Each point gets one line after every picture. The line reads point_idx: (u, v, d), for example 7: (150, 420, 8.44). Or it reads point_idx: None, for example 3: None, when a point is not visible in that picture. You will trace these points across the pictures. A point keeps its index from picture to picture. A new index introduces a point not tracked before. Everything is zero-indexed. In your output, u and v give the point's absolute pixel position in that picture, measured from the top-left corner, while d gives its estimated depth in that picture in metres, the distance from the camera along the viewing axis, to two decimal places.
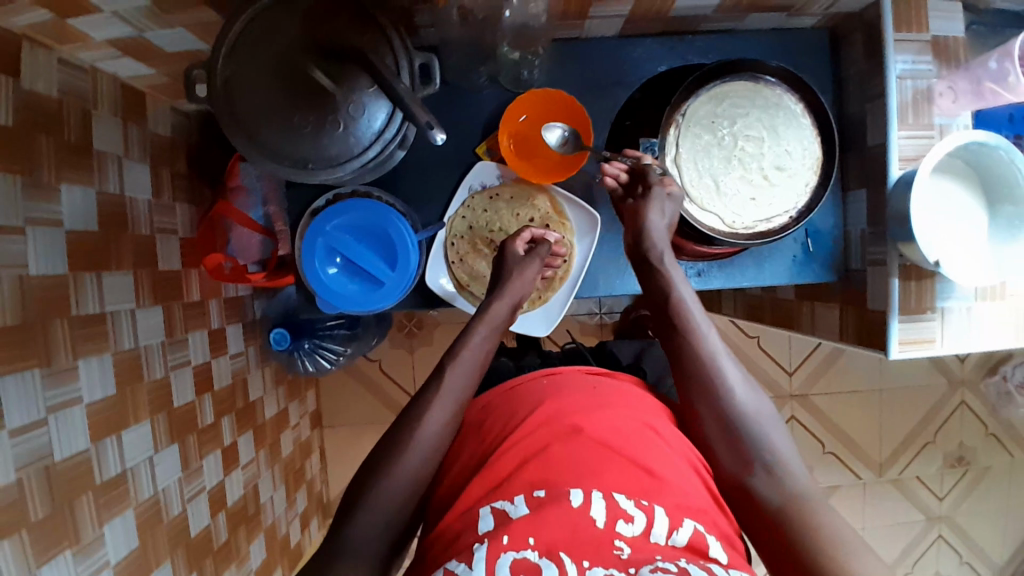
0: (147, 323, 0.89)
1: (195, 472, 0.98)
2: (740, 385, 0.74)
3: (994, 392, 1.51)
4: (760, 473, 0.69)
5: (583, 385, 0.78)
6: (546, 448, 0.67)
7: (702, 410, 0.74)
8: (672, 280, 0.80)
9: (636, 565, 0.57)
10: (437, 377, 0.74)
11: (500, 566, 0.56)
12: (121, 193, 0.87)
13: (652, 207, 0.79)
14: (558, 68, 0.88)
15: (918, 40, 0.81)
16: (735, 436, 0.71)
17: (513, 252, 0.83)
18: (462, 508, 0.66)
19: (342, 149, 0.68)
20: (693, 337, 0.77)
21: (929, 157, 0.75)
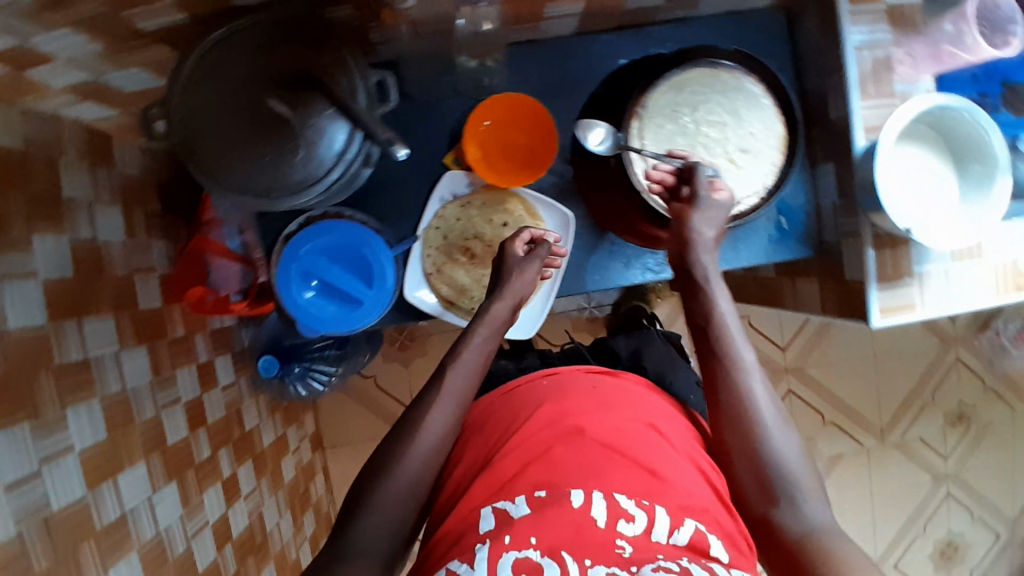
0: (132, 364, 0.89)
1: (196, 507, 0.97)
2: (773, 418, 0.71)
3: (989, 346, 1.52)
4: (784, 506, 0.67)
5: (584, 386, 0.79)
6: (548, 450, 0.69)
7: (733, 442, 0.71)
8: (712, 297, 0.77)
9: (637, 563, 0.58)
10: (437, 378, 0.75)
11: (502, 566, 0.57)
12: (94, 238, 0.86)
13: (703, 215, 0.76)
14: (519, 72, 0.87)
15: (872, 10, 0.80)
16: (764, 472, 0.69)
17: (512, 254, 0.83)
18: (464, 511, 0.67)
19: (305, 173, 0.67)
20: (733, 364, 0.74)
21: (891, 125, 0.75)
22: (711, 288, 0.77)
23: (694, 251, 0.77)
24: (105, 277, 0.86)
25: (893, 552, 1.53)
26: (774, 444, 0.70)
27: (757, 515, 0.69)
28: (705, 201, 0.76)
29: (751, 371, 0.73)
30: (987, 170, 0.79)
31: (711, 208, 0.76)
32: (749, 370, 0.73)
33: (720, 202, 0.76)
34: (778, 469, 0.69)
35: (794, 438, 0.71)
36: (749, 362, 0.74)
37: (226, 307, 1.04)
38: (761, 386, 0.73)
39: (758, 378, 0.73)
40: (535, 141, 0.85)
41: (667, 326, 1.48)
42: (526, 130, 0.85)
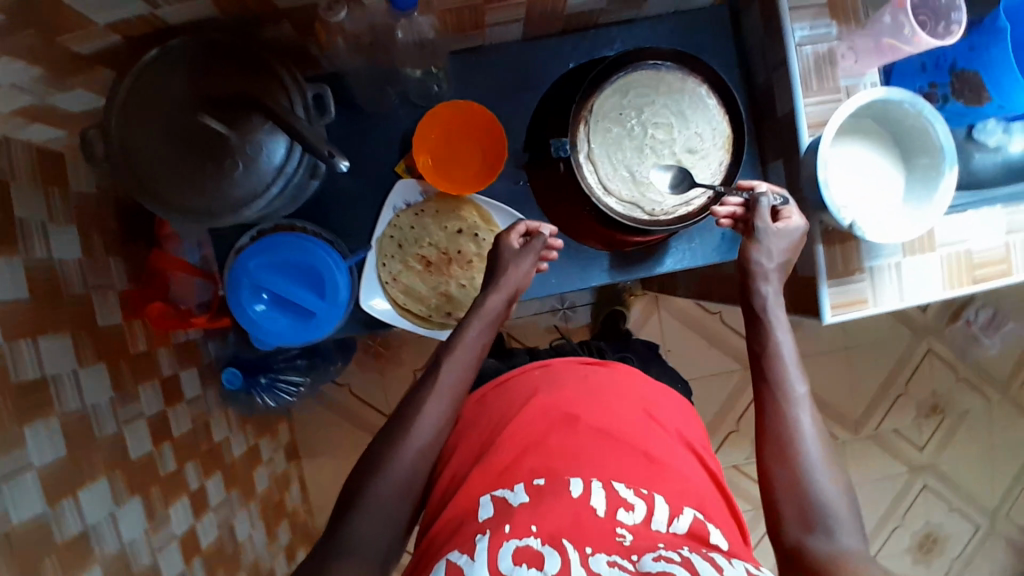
0: (92, 381, 0.88)
1: (162, 521, 0.97)
2: (823, 455, 0.66)
3: (961, 335, 1.53)
4: (821, 536, 0.62)
5: (575, 375, 0.80)
6: (545, 438, 0.70)
7: (778, 471, 0.67)
8: (770, 325, 0.74)
9: (638, 551, 0.56)
10: (433, 372, 0.76)
11: (502, 555, 0.56)
12: (49, 258, 0.84)
13: (774, 246, 0.76)
14: (468, 79, 0.87)
15: (814, 5, 0.81)
16: (807, 501, 0.64)
17: (507, 246, 0.83)
18: (461, 503, 0.66)
19: (245, 189, 0.67)
20: (783, 393, 0.70)
21: (833, 122, 0.75)
22: (772, 316, 0.75)
23: (755, 283, 0.77)
24: (61, 297, 0.84)
25: (870, 543, 1.54)
26: (820, 480, 0.65)
27: (790, 544, 0.63)
28: (776, 231, 0.76)
29: (803, 404, 0.70)
30: (933, 164, 0.79)
31: (783, 236, 0.76)
32: (800, 402, 0.70)
33: (794, 229, 0.76)
34: (820, 503, 0.64)
35: (843, 479, 0.66)
36: (801, 394, 0.70)
37: (188, 319, 1.05)
38: (812, 421, 0.69)
39: (810, 412, 0.69)
40: (486, 149, 0.85)
41: (637, 330, 1.48)
42: (474, 137, 0.84)
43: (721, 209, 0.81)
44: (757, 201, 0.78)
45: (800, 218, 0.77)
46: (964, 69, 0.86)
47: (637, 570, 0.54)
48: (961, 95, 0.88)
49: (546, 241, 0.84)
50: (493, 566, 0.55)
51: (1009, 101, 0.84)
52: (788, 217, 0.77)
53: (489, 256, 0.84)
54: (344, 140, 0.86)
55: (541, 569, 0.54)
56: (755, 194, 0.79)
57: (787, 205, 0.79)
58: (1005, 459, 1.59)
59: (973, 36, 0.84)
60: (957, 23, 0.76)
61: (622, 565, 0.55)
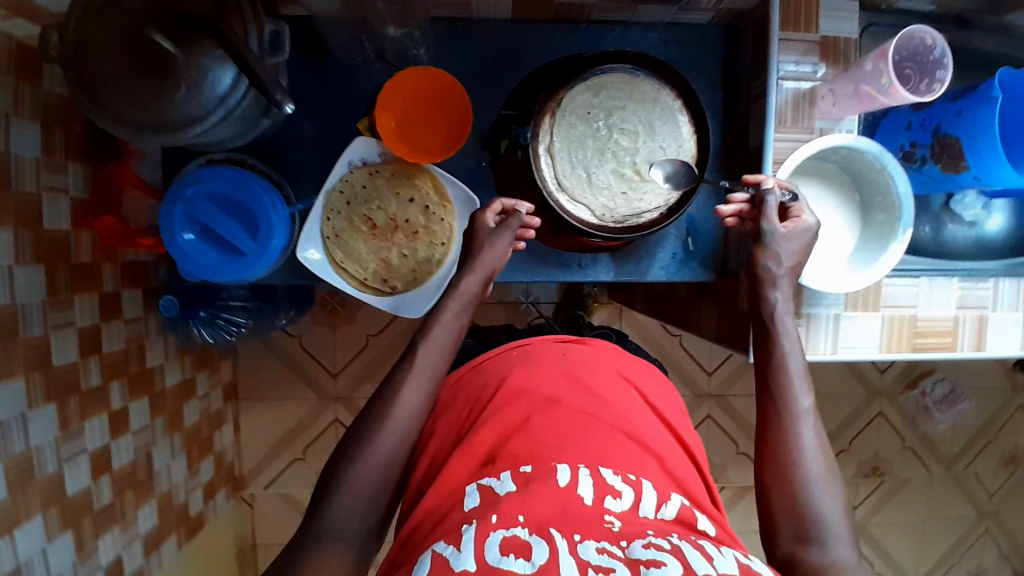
0: (27, 281, 0.86)
1: (75, 433, 0.95)
2: (822, 470, 0.66)
3: (914, 405, 1.52)
4: (814, 549, 0.61)
5: (554, 352, 0.78)
6: (526, 420, 0.68)
7: (775, 482, 0.66)
8: (775, 334, 0.74)
9: (627, 538, 0.55)
10: (409, 355, 0.74)
11: (488, 547, 0.52)
12: (7, 150, 0.82)
13: (783, 250, 0.75)
14: (450, 49, 0.87)
15: (805, 40, 0.82)
16: (801, 515, 0.63)
17: (482, 226, 0.81)
18: (445, 488, 0.64)
19: (184, 113, 0.67)
20: (788, 406, 0.69)
21: (786, 164, 0.77)
22: (779, 324, 0.74)
23: (767, 289, 0.76)
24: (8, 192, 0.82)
25: None
26: (818, 494, 0.64)
27: (784, 555, 0.63)
28: (783, 235, 0.75)
29: (806, 417, 0.69)
30: (889, 222, 0.79)
31: (790, 240, 0.75)
32: (804, 416, 0.69)
33: (805, 229, 0.75)
34: (818, 517, 0.63)
35: (839, 493, 0.65)
36: (805, 407, 0.69)
37: (136, 239, 1.00)
38: (814, 436, 0.68)
39: (813, 426, 0.69)
40: (452, 120, 0.83)
41: None
42: (438, 107, 0.83)
43: (726, 207, 0.80)
44: (762, 200, 0.76)
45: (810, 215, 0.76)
46: (947, 133, 0.84)
47: (627, 557, 0.52)
48: (940, 160, 0.86)
49: (524, 221, 0.81)
50: (480, 557, 0.51)
51: (987, 172, 0.82)
52: (798, 215, 0.76)
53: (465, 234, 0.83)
54: (316, 87, 0.86)
55: (529, 560, 0.51)
56: (760, 191, 0.76)
57: (796, 201, 0.77)
58: (938, 535, 1.58)
59: (962, 101, 0.82)
60: (940, 81, 0.74)
61: (611, 552, 0.53)
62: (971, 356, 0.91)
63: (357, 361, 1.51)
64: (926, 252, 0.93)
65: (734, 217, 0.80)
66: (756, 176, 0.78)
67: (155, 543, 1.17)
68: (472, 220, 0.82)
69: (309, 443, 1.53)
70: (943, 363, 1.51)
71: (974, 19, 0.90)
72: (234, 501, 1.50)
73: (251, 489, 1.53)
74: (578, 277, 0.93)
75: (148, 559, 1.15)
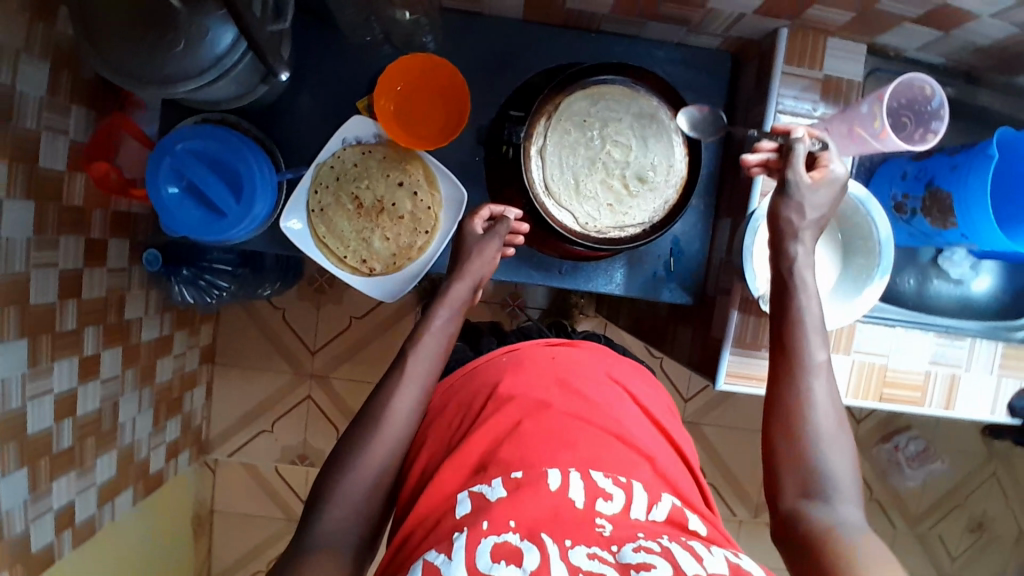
0: (14, 215, 0.85)
1: (43, 372, 0.94)
2: (832, 428, 0.66)
3: (886, 457, 1.52)
4: (819, 506, 0.63)
5: (540, 356, 0.77)
6: (516, 426, 0.67)
7: (784, 437, 0.67)
8: (794, 289, 0.72)
9: (618, 542, 0.56)
10: (399, 365, 0.74)
11: (480, 554, 0.53)
12: (12, 85, 0.82)
13: (808, 201, 0.73)
14: (458, 42, 0.88)
15: (809, 76, 0.84)
16: (808, 472, 0.65)
17: (471, 232, 0.82)
18: (436, 497, 0.64)
19: (178, 68, 0.67)
20: (802, 362, 0.69)
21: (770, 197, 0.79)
22: (798, 279, 0.72)
23: (787, 241, 0.73)
24: (8, 126, 0.82)
25: None
26: (827, 452, 0.65)
27: (789, 510, 0.65)
28: (810, 186, 0.73)
29: (819, 372, 0.68)
30: (867, 267, 0.80)
31: (817, 191, 0.72)
32: (817, 371, 0.68)
33: (833, 179, 0.73)
34: (825, 474, 0.64)
35: (847, 449, 0.66)
36: (820, 362, 0.69)
37: (127, 190, 1.00)
38: (827, 391, 0.68)
39: (827, 381, 0.68)
40: (450, 111, 0.84)
41: None
42: (435, 96, 0.84)
43: (752, 156, 0.77)
44: (791, 149, 0.74)
45: (840, 163, 0.74)
46: (939, 188, 0.84)
47: (618, 562, 0.54)
48: (930, 214, 0.86)
49: (511, 227, 0.82)
50: (471, 563, 0.53)
51: (973, 231, 0.82)
52: (826, 164, 0.74)
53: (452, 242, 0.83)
54: (324, 62, 0.87)
55: (521, 565, 0.52)
56: (790, 140, 0.74)
57: (826, 151, 0.75)
58: None
59: (959, 156, 0.82)
60: (934, 133, 0.75)
61: (602, 558, 0.55)
62: (938, 414, 0.90)
63: (338, 341, 1.52)
64: (907, 304, 0.92)
65: (759, 168, 0.77)
66: (786, 127, 0.76)
67: (110, 493, 1.16)
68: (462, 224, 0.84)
69: (277, 417, 1.53)
70: (918, 419, 1.51)
71: (983, 77, 0.90)
72: (197, 464, 1.50)
73: (216, 455, 1.53)
74: (558, 283, 0.93)
75: (101, 509, 1.14)
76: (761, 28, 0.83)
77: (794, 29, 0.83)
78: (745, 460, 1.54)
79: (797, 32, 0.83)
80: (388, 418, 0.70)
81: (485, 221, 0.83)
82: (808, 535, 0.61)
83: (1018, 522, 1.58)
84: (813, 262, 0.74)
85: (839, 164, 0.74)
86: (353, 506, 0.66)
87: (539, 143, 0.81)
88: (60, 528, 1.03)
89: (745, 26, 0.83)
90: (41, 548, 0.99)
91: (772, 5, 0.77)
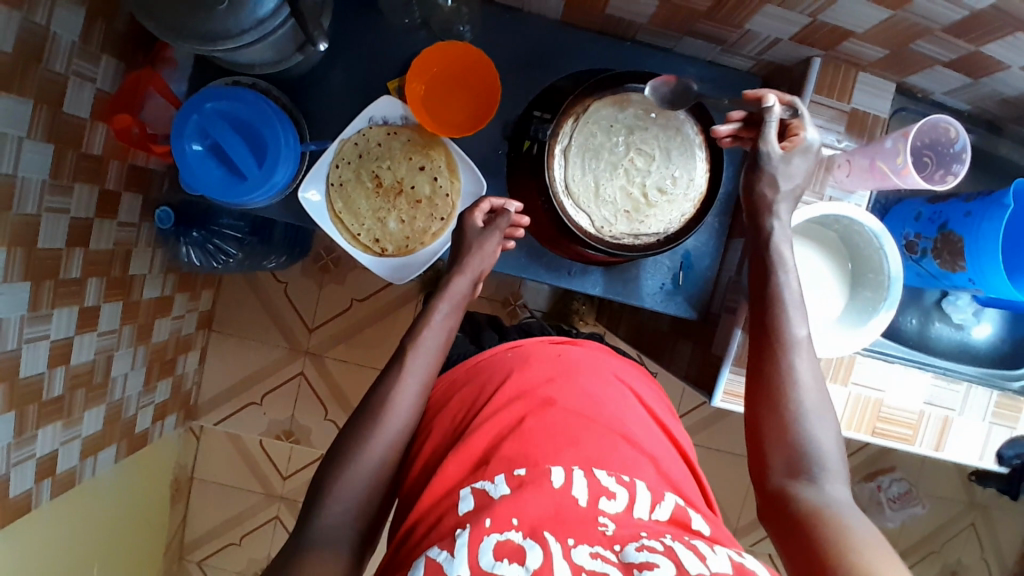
0: (33, 157, 0.85)
1: (42, 318, 0.93)
2: (815, 403, 0.68)
3: (868, 496, 1.52)
4: (805, 483, 0.64)
5: (547, 353, 0.79)
6: (520, 422, 0.68)
7: (769, 417, 0.68)
8: (774, 264, 0.74)
9: (621, 541, 0.57)
10: (399, 359, 0.74)
11: (482, 552, 0.54)
12: (46, 27, 0.83)
13: (781, 173, 0.75)
14: (494, 35, 0.89)
15: (835, 108, 0.85)
16: (793, 450, 0.66)
17: (470, 225, 0.82)
18: (438, 489, 0.64)
19: (220, 26, 0.67)
20: (782, 339, 0.70)
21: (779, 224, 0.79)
22: (776, 253, 0.74)
23: (768, 216, 0.76)
24: (38, 67, 0.82)
25: None
26: (812, 428, 0.67)
27: (776, 488, 0.66)
28: (783, 156, 0.75)
29: (800, 348, 0.70)
30: (874, 300, 0.81)
31: (790, 163, 0.74)
32: (798, 347, 0.70)
33: (808, 146, 0.75)
34: (812, 451, 0.66)
35: (831, 424, 0.68)
36: (800, 338, 0.70)
37: (148, 146, 1.00)
38: (809, 367, 0.69)
39: (809, 357, 0.70)
40: (479, 100, 0.85)
41: None
42: (467, 84, 0.84)
43: (723, 127, 0.79)
44: (763, 120, 0.75)
45: (811, 129, 0.76)
46: (952, 231, 0.85)
47: (621, 562, 0.54)
48: (939, 256, 0.87)
49: (512, 221, 0.83)
50: (474, 562, 0.53)
51: (981, 276, 0.83)
52: (797, 133, 0.76)
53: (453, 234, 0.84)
54: (359, 39, 0.88)
55: (523, 564, 0.53)
56: (761, 109, 0.76)
57: (797, 118, 0.76)
58: None
59: (974, 203, 0.82)
60: (954, 175, 0.78)
61: (605, 557, 0.55)
62: (926, 454, 0.91)
63: (337, 321, 1.52)
64: (908, 342, 0.92)
65: (730, 137, 0.79)
66: (757, 92, 0.76)
67: (94, 447, 1.16)
68: (461, 217, 0.84)
69: (267, 390, 1.53)
70: (903, 461, 1.52)
71: (1005, 127, 0.91)
72: (182, 429, 1.49)
73: (201, 422, 1.53)
74: (565, 283, 0.94)
75: (82, 463, 1.13)
76: (795, 54, 0.84)
77: (826, 60, 0.84)
78: (727, 484, 1.54)
79: (829, 63, 0.84)
80: (385, 407, 0.70)
81: (485, 214, 0.84)
82: (797, 512, 0.63)
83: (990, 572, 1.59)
84: (790, 236, 0.76)
85: (812, 129, 0.76)
86: (343, 484, 0.66)
87: (563, 142, 0.82)
88: (41, 477, 1.02)
89: (779, 51, 0.84)
90: (20, 494, 0.98)
91: (808, 33, 0.78)
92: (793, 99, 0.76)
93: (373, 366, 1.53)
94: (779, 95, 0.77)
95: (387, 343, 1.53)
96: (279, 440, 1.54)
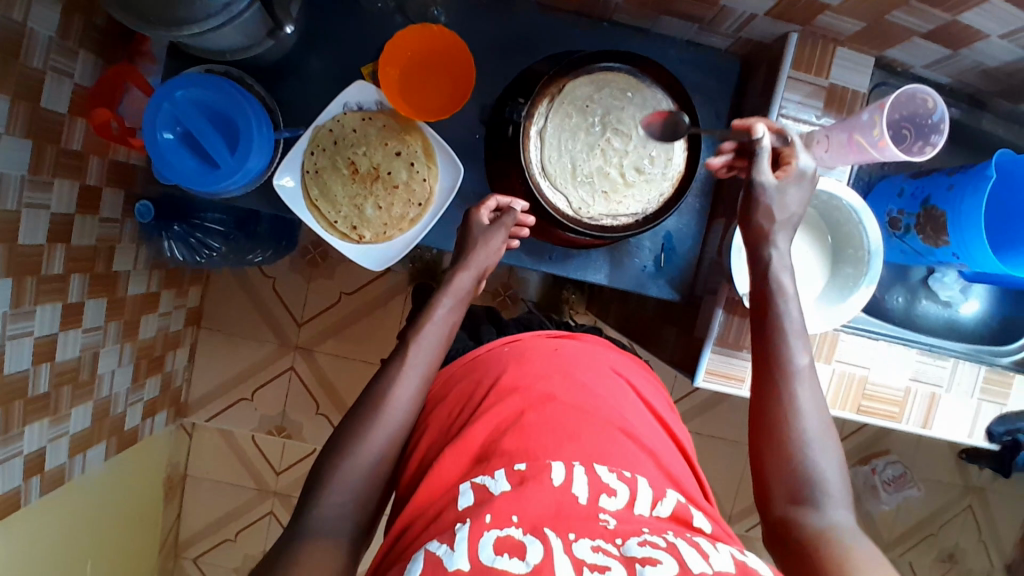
0: (12, 153, 0.84)
1: (25, 314, 0.92)
2: (818, 431, 0.67)
3: (863, 481, 1.51)
4: (809, 510, 0.64)
5: (543, 347, 0.78)
6: (520, 415, 0.67)
7: (772, 444, 0.67)
8: (773, 294, 0.72)
9: (623, 535, 0.56)
10: (401, 352, 0.73)
11: (482, 546, 0.53)
12: (23, 22, 0.82)
13: (778, 202, 0.73)
14: (470, 19, 0.88)
15: (814, 83, 0.84)
16: (798, 478, 0.65)
17: (476, 221, 0.82)
18: (436, 485, 0.64)
19: (184, 11, 0.67)
20: (784, 367, 0.69)
21: None
22: (774, 282, 0.72)
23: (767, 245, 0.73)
24: (14, 62, 0.81)
25: None
26: (813, 455, 0.66)
27: (779, 516, 0.65)
28: (778, 186, 0.73)
29: (802, 376, 0.69)
30: (855, 276, 0.80)
31: (786, 193, 0.72)
32: (800, 376, 0.69)
33: (803, 173, 0.73)
34: (813, 478, 0.65)
35: (834, 449, 0.67)
36: (802, 367, 0.70)
37: (128, 140, 0.99)
38: (810, 395, 0.69)
39: (811, 385, 0.69)
40: (454, 83, 0.85)
41: None
42: (440, 65, 0.84)
43: (716, 159, 0.80)
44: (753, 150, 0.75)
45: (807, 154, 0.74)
46: (935, 206, 0.84)
47: (622, 555, 0.54)
48: (923, 231, 0.86)
49: (518, 219, 0.83)
50: (474, 557, 0.52)
51: (964, 251, 0.82)
52: (790, 161, 0.74)
53: (460, 229, 0.83)
54: (334, 26, 0.87)
55: (524, 559, 0.52)
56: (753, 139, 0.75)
57: (790, 144, 0.76)
58: None
59: (956, 176, 0.82)
60: (932, 146, 0.77)
61: (606, 550, 0.54)
62: (914, 432, 0.90)
63: (326, 315, 1.51)
64: (893, 319, 0.91)
65: (725, 168, 0.81)
66: (745, 123, 0.76)
67: (83, 445, 1.15)
68: (468, 215, 0.84)
69: (258, 386, 1.53)
70: (896, 444, 1.52)
71: (988, 101, 0.90)
72: (174, 428, 1.49)
73: (193, 419, 1.53)
74: (547, 268, 0.93)
75: (71, 461, 1.12)
76: (773, 30, 0.83)
77: (805, 36, 0.83)
78: (721, 471, 1.54)
79: (807, 38, 0.83)
80: (385, 402, 0.69)
81: (491, 212, 0.83)
82: (799, 540, 0.62)
83: (988, 557, 1.59)
84: (789, 264, 0.74)
85: (806, 155, 0.74)
86: (339, 479, 0.65)
87: (536, 122, 0.81)
88: (29, 474, 1.02)
89: (757, 28, 0.83)
90: (8, 492, 0.98)
91: (785, 9, 0.77)
92: (782, 128, 0.77)
93: (364, 360, 1.53)
94: (769, 122, 0.77)
95: (377, 336, 1.52)
96: (271, 435, 1.54)
